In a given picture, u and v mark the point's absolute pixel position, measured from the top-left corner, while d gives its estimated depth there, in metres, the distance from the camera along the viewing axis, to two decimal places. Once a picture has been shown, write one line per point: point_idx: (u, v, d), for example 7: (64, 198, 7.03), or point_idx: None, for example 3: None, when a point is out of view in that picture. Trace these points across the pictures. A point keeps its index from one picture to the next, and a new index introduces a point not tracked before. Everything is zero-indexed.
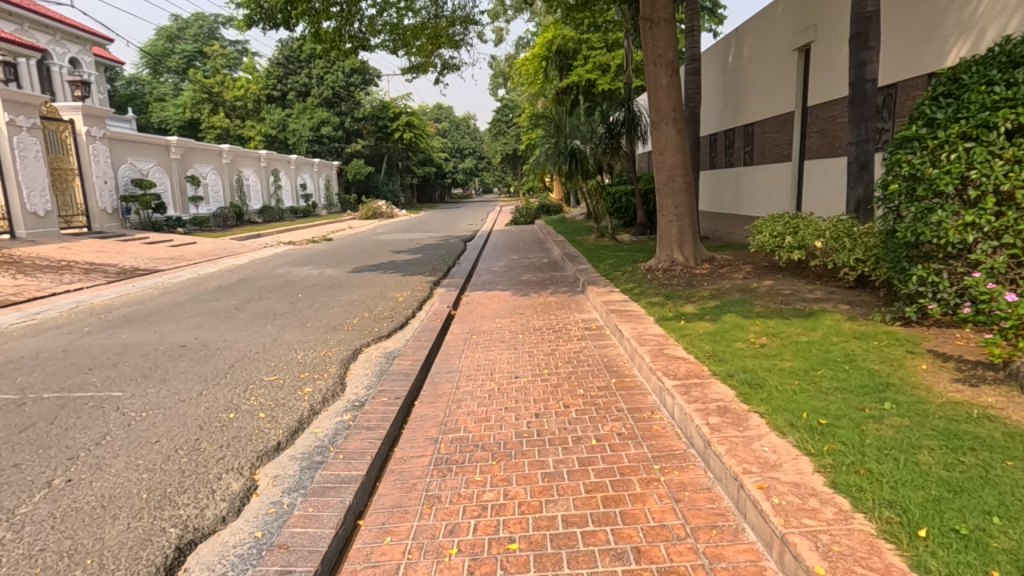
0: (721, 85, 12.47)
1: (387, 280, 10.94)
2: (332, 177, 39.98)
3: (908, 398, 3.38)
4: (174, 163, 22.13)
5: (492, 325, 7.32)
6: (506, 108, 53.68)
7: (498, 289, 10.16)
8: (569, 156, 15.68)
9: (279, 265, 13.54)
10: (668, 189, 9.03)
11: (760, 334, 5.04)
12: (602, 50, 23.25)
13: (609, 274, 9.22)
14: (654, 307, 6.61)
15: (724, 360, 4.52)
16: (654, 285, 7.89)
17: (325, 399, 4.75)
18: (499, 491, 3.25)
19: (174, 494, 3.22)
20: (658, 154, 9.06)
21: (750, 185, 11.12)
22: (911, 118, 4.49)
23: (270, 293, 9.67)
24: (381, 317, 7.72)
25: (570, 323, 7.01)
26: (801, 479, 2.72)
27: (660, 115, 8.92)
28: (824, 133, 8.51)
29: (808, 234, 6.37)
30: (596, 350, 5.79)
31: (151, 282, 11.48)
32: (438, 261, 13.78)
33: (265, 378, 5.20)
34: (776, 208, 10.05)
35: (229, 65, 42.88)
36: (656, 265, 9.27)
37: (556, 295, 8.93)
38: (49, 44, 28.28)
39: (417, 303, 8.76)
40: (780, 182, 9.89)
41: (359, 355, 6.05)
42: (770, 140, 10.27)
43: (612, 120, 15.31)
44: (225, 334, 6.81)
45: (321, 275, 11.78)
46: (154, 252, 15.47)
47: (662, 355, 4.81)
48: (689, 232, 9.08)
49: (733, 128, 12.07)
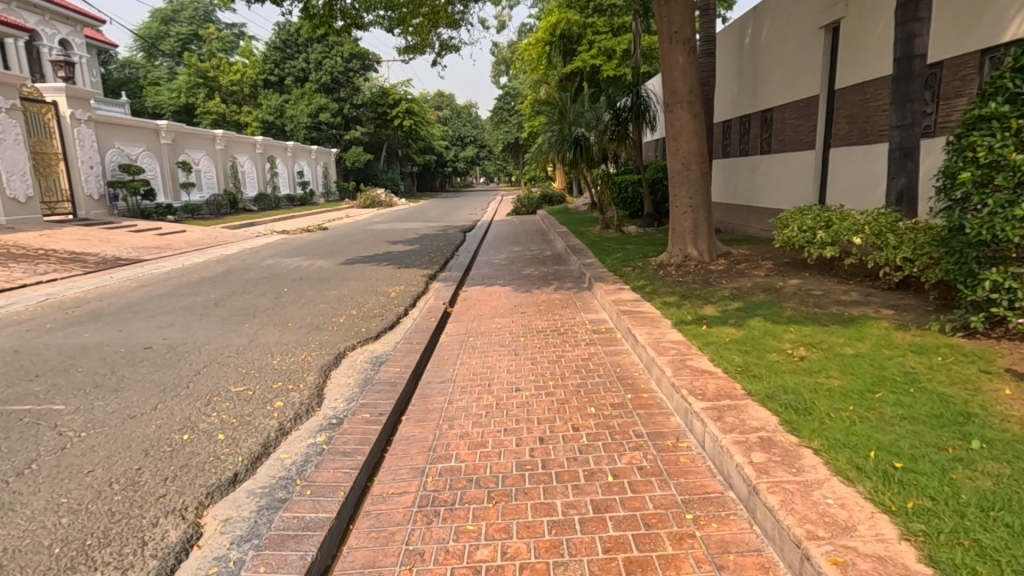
0: (737, 68, 11.75)
1: (380, 273, 10.31)
2: (331, 164, 39.38)
3: (1000, 435, 2.76)
4: (165, 149, 21.40)
5: (490, 325, 6.68)
6: (508, 95, 52.83)
7: (497, 283, 9.52)
8: (573, 144, 15.09)
9: (269, 255, 12.88)
10: (683, 177, 8.38)
11: (796, 344, 4.40)
12: (608, 35, 22.38)
13: (617, 269, 8.56)
14: (669, 308, 5.99)
15: (760, 376, 3.90)
16: (667, 283, 7.25)
17: (298, 417, 4.12)
18: (496, 546, 2.63)
19: (93, 549, 2.60)
20: (671, 139, 8.38)
21: (768, 175, 10.44)
22: (986, 93, 3.82)
23: (254, 286, 9.03)
24: (371, 316, 7.08)
25: (576, 324, 6.39)
26: (886, 551, 2.10)
27: (675, 98, 8.25)
28: (854, 119, 7.85)
29: (843, 229, 5.73)
30: (607, 357, 5.16)
31: (132, 273, 10.84)
32: (436, 252, 13.16)
33: (232, 389, 4.57)
34: (797, 199, 9.39)
35: (225, 50, 41.96)
36: (667, 261, 8.62)
37: (560, 292, 8.29)
38: (38, 24, 27.43)
39: (411, 300, 8.13)
40: (801, 172, 9.23)
41: (342, 361, 5.43)
42: (791, 126, 9.61)
43: (619, 106, 14.38)
44: (197, 334, 6.19)
45: (311, 266, 11.15)
46: (140, 240, 14.83)
47: (685, 369, 4.20)
48: (704, 224, 8.42)
49: (750, 114, 11.36)
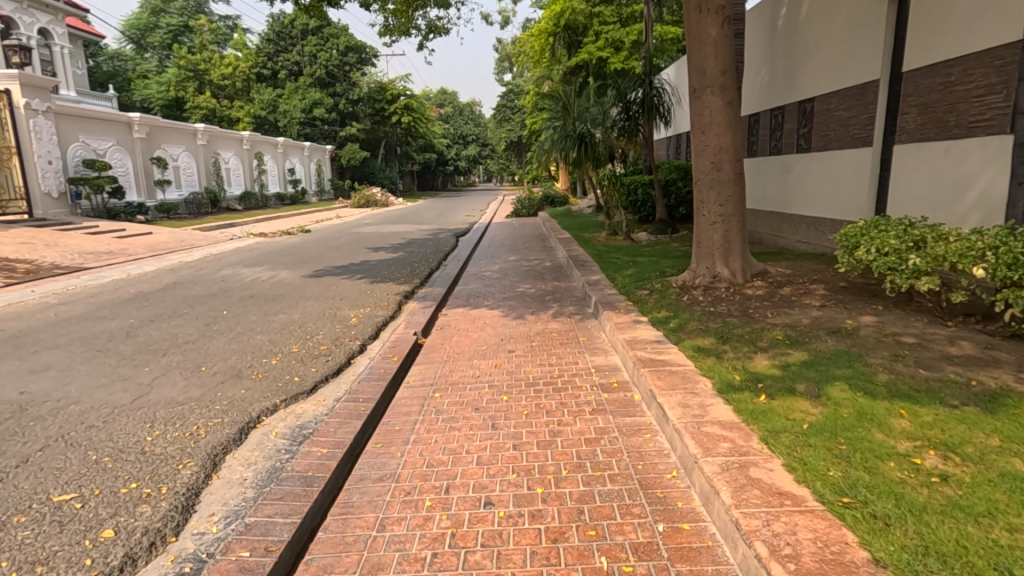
0: (768, 53, 10.15)
1: (347, 289, 8.74)
2: (325, 162, 37.96)
3: None
4: (138, 143, 19.84)
5: (466, 372, 5.09)
6: (511, 93, 51.47)
7: (485, 304, 7.96)
8: (577, 141, 13.40)
9: (229, 264, 11.32)
10: (712, 180, 6.80)
11: (921, 444, 2.82)
12: (616, 25, 20.72)
13: (630, 291, 6.96)
14: (705, 358, 4.42)
15: (888, 520, 2.31)
16: (697, 314, 5.67)
17: (127, 563, 2.55)
18: None
19: None
20: (698, 133, 6.81)
21: (807, 177, 8.86)
22: None
23: (189, 307, 7.47)
24: (314, 354, 5.50)
25: (578, 374, 4.83)
26: None
27: (704, 81, 6.70)
28: (930, 108, 6.29)
29: (951, 254, 4.17)
30: (622, 442, 3.59)
31: (61, 285, 9.29)
32: (421, 261, 11.60)
33: (50, 499, 2.99)
34: (846, 206, 7.80)
35: (216, 41, 40.48)
36: (691, 282, 7.03)
37: (559, 320, 6.70)
38: (15, 12, 25.99)
39: (373, 329, 6.52)
40: (853, 174, 7.64)
41: (249, 435, 3.88)
42: (838, 119, 8.01)
43: (629, 100, 13.03)
44: (72, 384, 4.63)
45: (271, 279, 9.60)
46: (94, 244, 13.29)
47: (752, 489, 2.63)
48: (738, 238, 6.82)
49: (783, 107, 9.76)
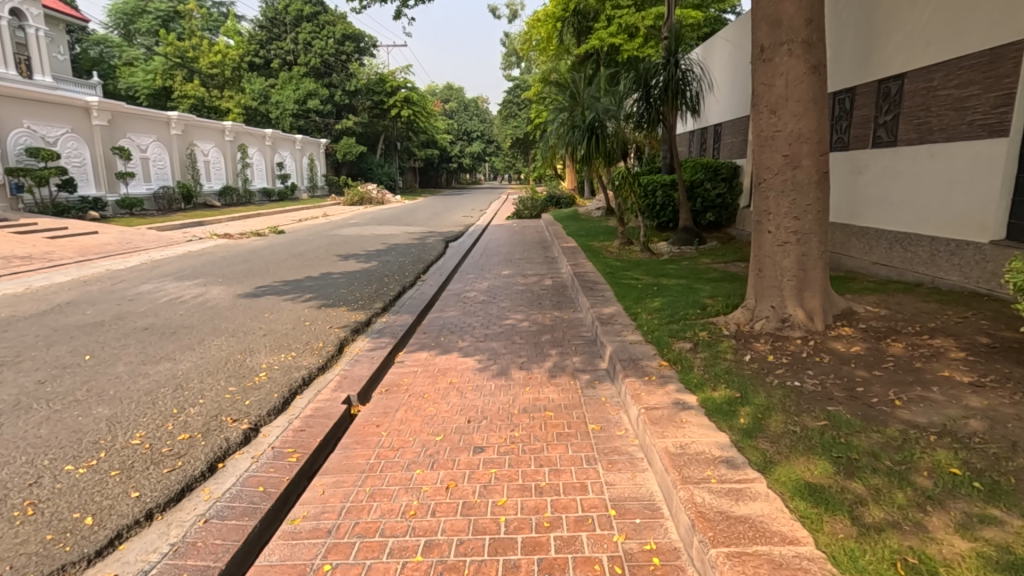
0: (832, 19, 7.97)
1: (283, 317, 6.67)
2: (319, 156, 35.95)
3: None
4: (98, 131, 17.80)
5: (395, 504, 2.97)
6: (517, 88, 49.23)
7: (457, 344, 5.85)
8: (587, 132, 11.25)
9: (160, 276, 9.27)
10: (785, 180, 4.66)
11: None
12: (631, 9, 18.51)
13: (661, 339, 4.84)
14: (835, 527, 2.29)
15: None
16: (777, 395, 3.54)
17: None
18: None
19: None
20: (765, 113, 4.68)
21: (891, 178, 6.70)
22: None
23: (45, 346, 5.40)
24: (159, 454, 3.40)
25: (587, 527, 2.70)
26: None
27: (777, 35, 4.57)
28: None
29: None
30: None
31: None
32: (393, 275, 9.51)
33: None
34: (959, 217, 5.66)
35: (208, 28, 38.50)
36: (748, 327, 4.91)
37: (559, 382, 4.61)
38: None
39: (285, 393, 4.44)
40: (974, 176, 5.49)
41: None
42: (945, 101, 5.87)
43: (650, 85, 10.71)
44: None
45: (195, 299, 7.55)
46: (15, 246, 11.28)
47: None
48: (818, 267, 4.68)
49: (853, 89, 7.59)
